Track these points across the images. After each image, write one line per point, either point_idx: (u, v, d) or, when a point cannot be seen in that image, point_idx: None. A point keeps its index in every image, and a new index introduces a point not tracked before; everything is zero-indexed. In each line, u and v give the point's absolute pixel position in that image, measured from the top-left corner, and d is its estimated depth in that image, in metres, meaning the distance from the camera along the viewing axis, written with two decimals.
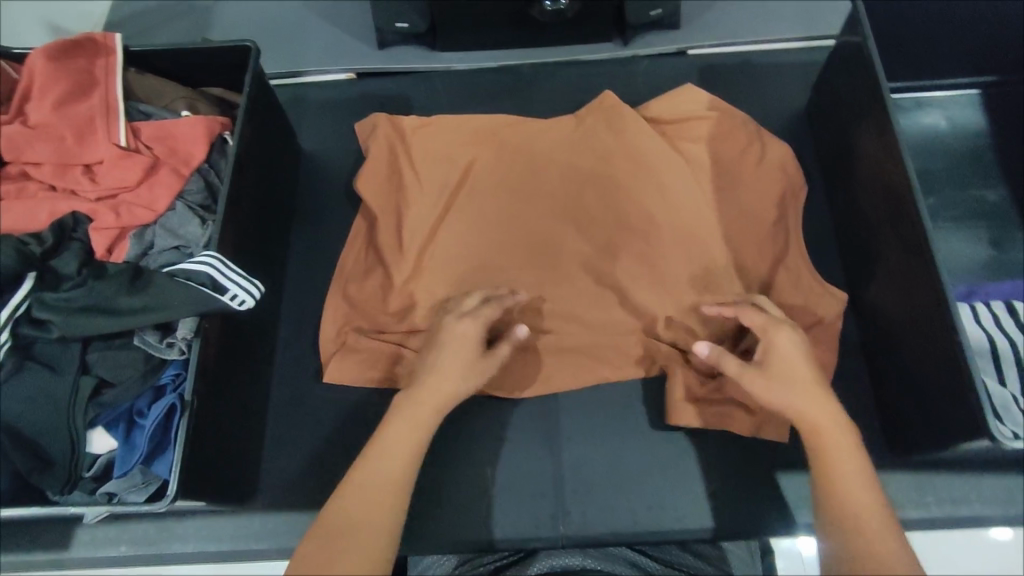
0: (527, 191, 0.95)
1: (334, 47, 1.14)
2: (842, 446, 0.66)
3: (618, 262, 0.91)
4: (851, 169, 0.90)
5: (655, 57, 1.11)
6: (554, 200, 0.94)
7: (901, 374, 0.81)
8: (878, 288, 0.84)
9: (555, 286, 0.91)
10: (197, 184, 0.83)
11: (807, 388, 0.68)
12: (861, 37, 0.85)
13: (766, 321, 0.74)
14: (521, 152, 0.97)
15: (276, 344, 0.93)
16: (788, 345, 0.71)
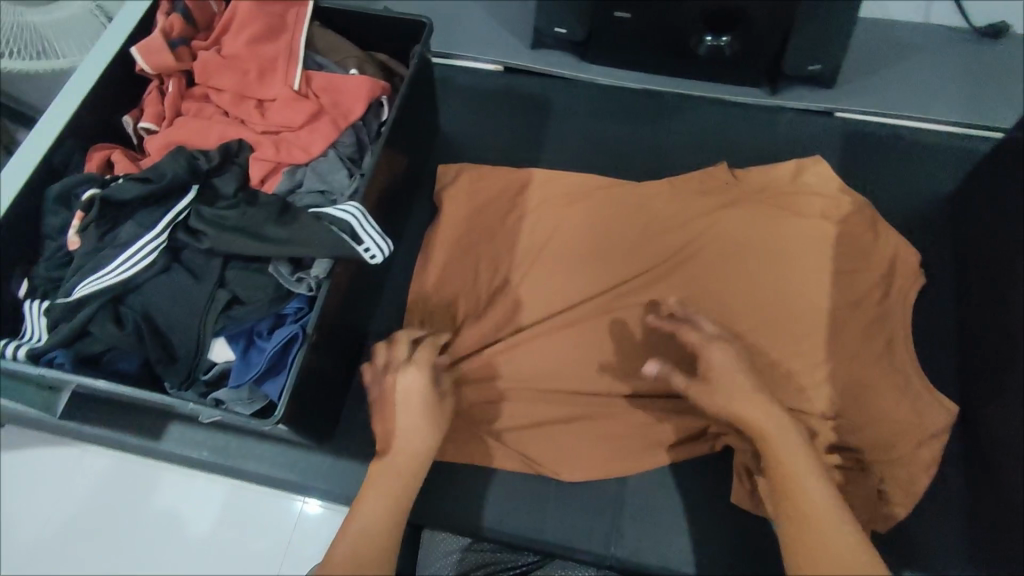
0: (636, 245, 0.98)
1: (488, 38, 1.19)
2: (793, 466, 0.68)
3: (720, 306, 0.91)
4: (995, 271, 0.87)
5: (801, 112, 1.10)
6: (651, 252, 0.97)
7: (1002, 495, 0.77)
8: (994, 404, 0.81)
9: (653, 342, 0.91)
10: (350, 137, 0.88)
11: (749, 398, 0.71)
12: None
13: (701, 339, 0.76)
14: (633, 205, 1.00)
15: (380, 302, 0.98)
16: (723, 360, 0.74)
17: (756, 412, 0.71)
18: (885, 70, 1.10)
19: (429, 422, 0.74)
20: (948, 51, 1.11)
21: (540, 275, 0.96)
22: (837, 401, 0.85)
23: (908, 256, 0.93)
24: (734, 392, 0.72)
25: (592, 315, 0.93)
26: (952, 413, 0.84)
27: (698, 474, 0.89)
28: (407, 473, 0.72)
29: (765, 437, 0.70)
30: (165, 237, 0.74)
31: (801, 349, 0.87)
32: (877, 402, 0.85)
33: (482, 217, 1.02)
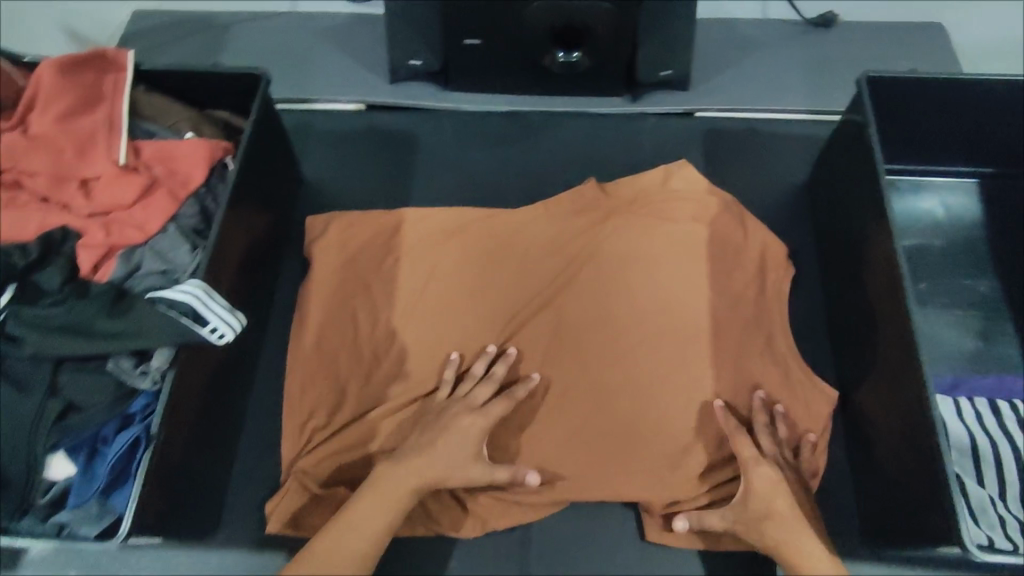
0: (517, 274, 0.96)
1: (347, 78, 1.16)
2: (807, 564, 0.71)
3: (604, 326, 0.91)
4: (849, 250, 0.91)
5: (662, 116, 1.12)
6: (533, 279, 0.96)
7: (882, 468, 0.81)
8: (869, 383, 0.84)
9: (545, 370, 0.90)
10: (192, 208, 0.83)
11: (782, 519, 0.74)
12: (864, 119, 0.86)
13: (756, 454, 0.79)
14: (513, 231, 0.99)
15: (255, 372, 0.93)
16: (763, 480, 0.77)
17: (774, 501, 0.75)
18: (731, 68, 1.15)
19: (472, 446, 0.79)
20: (784, 44, 1.18)
21: (425, 317, 0.94)
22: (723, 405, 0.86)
23: (771, 247, 0.97)
24: (767, 498, 0.76)
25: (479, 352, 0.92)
26: (832, 397, 0.88)
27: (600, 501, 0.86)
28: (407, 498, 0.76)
29: (779, 515, 0.74)
30: None
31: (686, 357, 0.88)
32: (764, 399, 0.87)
33: (356, 265, 0.98)
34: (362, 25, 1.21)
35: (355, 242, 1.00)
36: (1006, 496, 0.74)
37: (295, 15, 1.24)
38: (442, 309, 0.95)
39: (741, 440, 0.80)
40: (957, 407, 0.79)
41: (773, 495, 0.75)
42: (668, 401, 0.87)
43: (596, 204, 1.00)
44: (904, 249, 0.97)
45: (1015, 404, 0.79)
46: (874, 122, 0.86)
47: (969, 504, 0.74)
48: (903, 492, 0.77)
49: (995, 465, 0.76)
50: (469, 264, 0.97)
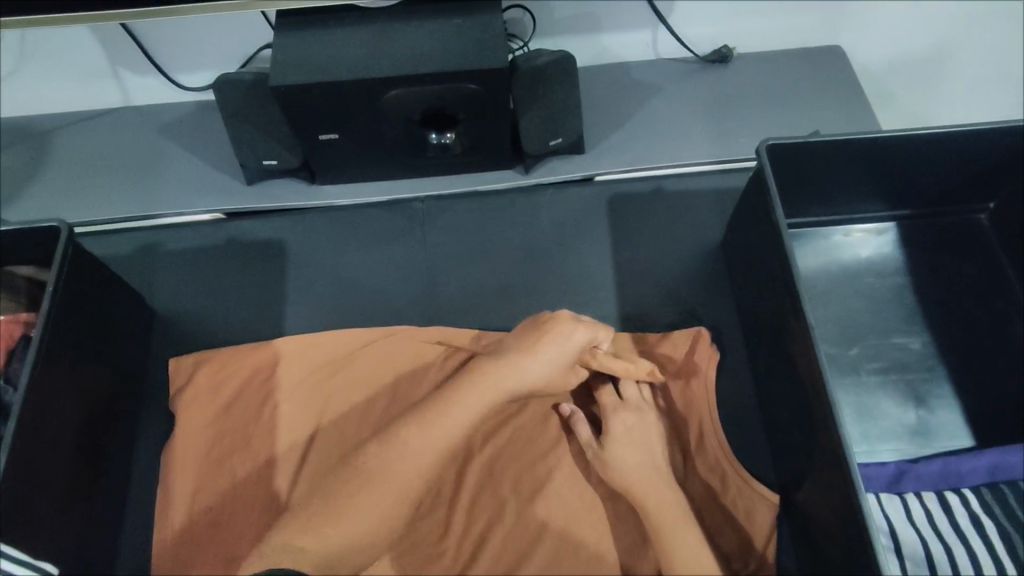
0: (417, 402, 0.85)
1: (198, 183, 1.00)
2: (671, 524, 0.72)
3: (516, 455, 0.83)
4: (769, 332, 0.83)
5: (559, 186, 1.01)
6: None
7: None
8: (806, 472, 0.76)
9: (457, 517, 0.81)
10: None
11: (640, 471, 0.77)
12: (766, 192, 0.78)
13: (615, 402, 0.83)
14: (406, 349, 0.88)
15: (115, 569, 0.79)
16: (623, 426, 0.80)
17: (627, 451, 0.78)
18: (628, 122, 1.05)
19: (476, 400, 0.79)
20: (682, 87, 1.09)
21: (313, 474, 0.81)
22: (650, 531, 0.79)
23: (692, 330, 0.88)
24: (622, 443, 0.79)
25: None
26: (774, 504, 0.80)
27: None
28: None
29: (645, 495, 0.75)
30: None
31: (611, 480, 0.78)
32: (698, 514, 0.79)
33: (227, 422, 0.84)
34: (210, 117, 1.05)
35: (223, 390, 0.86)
36: None
37: (129, 110, 1.06)
38: (333, 458, 0.82)
39: (602, 389, 0.84)
40: (906, 507, 0.72)
41: (620, 441, 0.79)
42: (591, 534, 0.79)
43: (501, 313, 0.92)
44: (828, 312, 0.91)
45: (964, 496, 0.73)
46: (777, 196, 0.78)
47: None
48: None
49: None
50: (360, 398, 0.85)
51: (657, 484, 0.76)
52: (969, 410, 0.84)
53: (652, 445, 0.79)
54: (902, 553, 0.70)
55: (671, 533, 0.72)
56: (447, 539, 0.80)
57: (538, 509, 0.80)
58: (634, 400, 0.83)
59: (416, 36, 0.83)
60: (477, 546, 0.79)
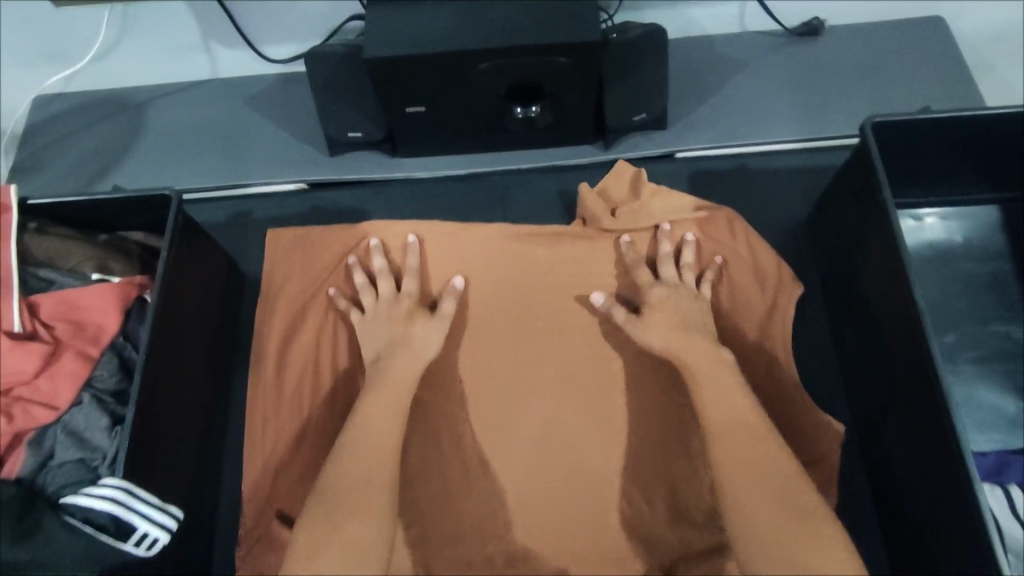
0: (508, 342, 0.89)
1: (284, 154, 1.03)
2: (749, 456, 0.66)
3: (600, 405, 0.86)
4: (870, 318, 0.82)
5: (639, 162, 1.00)
6: (521, 341, 0.89)
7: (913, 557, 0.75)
8: (897, 436, 0.78)
9: (548, 462, 0.85)
10: (109, 367, 0.71)
11: (721, 398, 0.71)
12: (873, 173, 0.77)
13: (652, 282, 0.85)
14: (494, 316, 0.90)
15: (218, 517, 0.84)
16: (669, 324, 0.80)
17: (701, 377, 0.74)
18: (711, 97, 1.03)
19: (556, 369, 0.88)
20: (768, 61, 1.05)
21: None
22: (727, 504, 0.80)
23: (777, 274, 0.90)
24: (659, 323, 0.80)
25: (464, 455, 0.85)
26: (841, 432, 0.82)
27: None
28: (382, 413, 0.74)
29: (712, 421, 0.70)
30: None
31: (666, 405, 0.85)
32: None
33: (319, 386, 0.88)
34: (293, 89, 1.07)
35: None
36: None
37: (216, 82, 1.09)
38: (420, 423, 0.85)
39: (637, 270, 0.87)
40: (1007, 498, 0.73)
41: (682, 353, 0.77)
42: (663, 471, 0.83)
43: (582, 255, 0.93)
44: (923, 293, 0.87)
45: None
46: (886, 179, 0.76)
47: None
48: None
49: None
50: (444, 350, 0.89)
51: (737, 405, 0.71)
52: None
53: (726, 370, 0.75)
54: (1007, 546, 0.69)
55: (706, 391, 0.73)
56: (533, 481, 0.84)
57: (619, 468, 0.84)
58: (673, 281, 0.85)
59: (510, 8, 0.83)
60: (571, 504, 0.83)
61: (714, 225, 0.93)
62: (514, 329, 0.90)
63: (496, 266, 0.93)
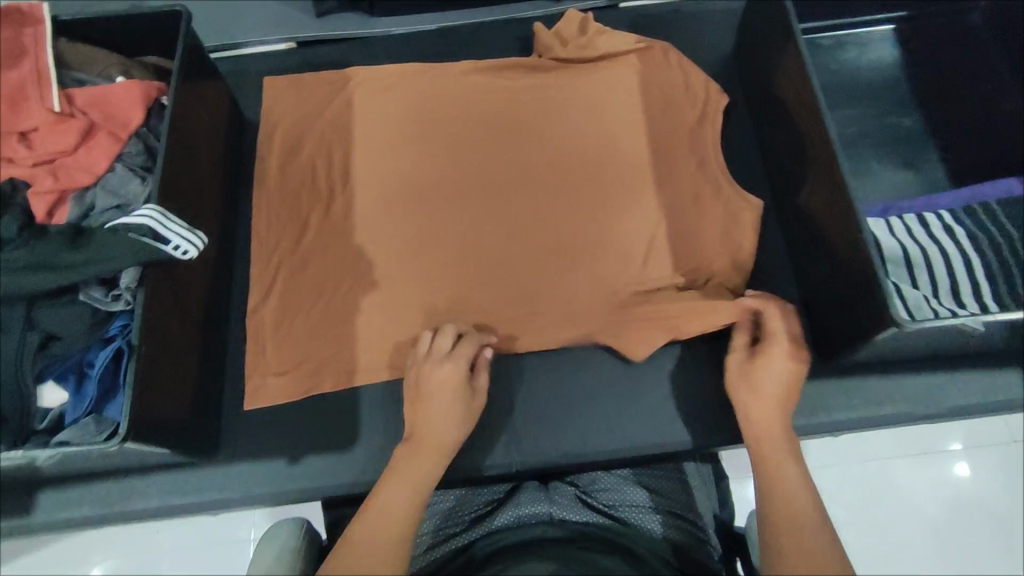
0: (469, 148, 1.03)
1: (272, 16, 1.15)
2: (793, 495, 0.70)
3: (553, 199, 1.00)
4: (782, 109, 0.97)
5: (588, 11, 1.14)
6: (485, 149, 1.03)
7: (818, 285, 0.89)
8: (806, 193, 0.91)
9: (510, 242, 0.98)
10: (136, 146, 0.84)
11: (770, 416, 0.78)
12: None
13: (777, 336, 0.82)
14: (460, 130, 1.04)
15: (232, 305, 0.97)
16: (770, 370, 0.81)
17: (767, 393, 0.79)
18: None
19: (525, 195, 1.01)
20: None
21: (383, 230, 0.98)
22: (665, 265, 0.95)
23: (707, 89, 1.05)
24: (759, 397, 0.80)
25: (439, 240, 0.98)
26: (757, 206, 0.97)
27: (583, 365, 0.96)
28: (422, 483, 0.73)
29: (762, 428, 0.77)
30: (55, 411, 0.71)
31: (609, 189, 1.00)
32: (704, 244, 0.96)
33: (313, 196, 1.01)
34: None
35: (310, 173, 1.03)
36: (939, 293, 0.80)
37: None
38: (403, 220, 0.98)
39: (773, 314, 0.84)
40: (890, 224, 0.85)
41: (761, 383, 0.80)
42: (608, 246, 0.97)
43: (536, 77, 1.08)
44: (831, 96, 1.02)
45: (941, 215, 0.84)
46: None
47: (906, 304, 0.79)
48: (839, 286, 0.84)
49: (928, 271, 0.81)
50: (418, 159, 1.02)
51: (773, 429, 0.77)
52: (951, 171, 0.96)
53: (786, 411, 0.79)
54: (885, 255, 0.82)
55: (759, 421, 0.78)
56: (494, 264, 0.97)
57: (570, 245, 0.98)
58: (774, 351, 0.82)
59: None
60: (532, 276, 0.96)
61: (652, 55, 1.07)
62: (479, 144, 1.04)
63: (460, 90, 1.07)
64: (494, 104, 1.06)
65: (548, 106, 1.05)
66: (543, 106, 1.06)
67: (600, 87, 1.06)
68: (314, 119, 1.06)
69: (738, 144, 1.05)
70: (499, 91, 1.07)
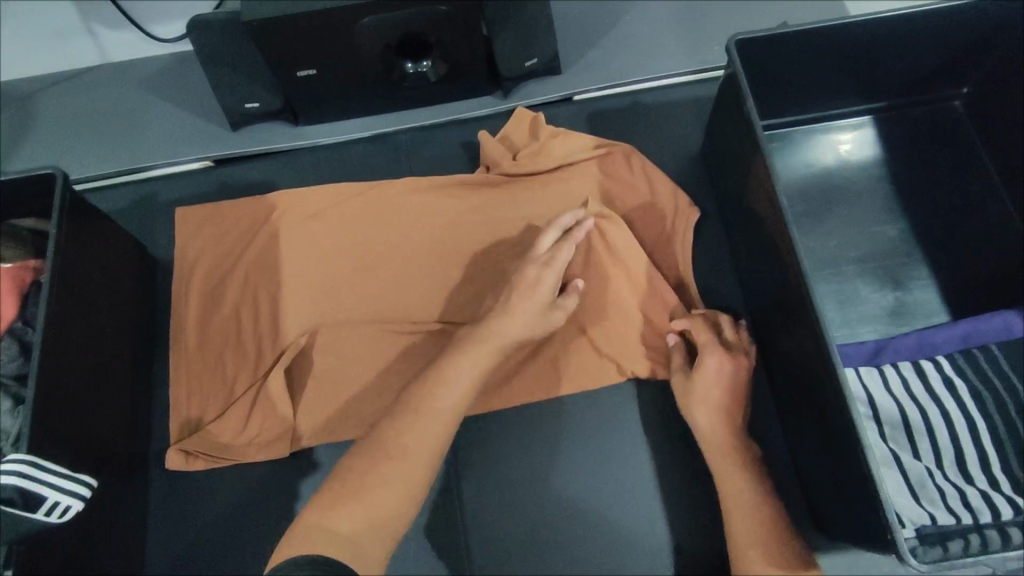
0: (411, 285, 0.91)
1: (182, 132, 1.01)
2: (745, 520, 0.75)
3: None
4: (758, 231, 0.87)
5: (539, 108, 1.02)
6: (432, 285, 0.91)
7: (807, 451, 0.80)
8: (786, 337, 0.81)
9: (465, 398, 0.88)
10: (8, 350, 0.71)
11: (712, 406, 0.81)
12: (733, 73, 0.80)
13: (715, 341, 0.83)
14: (403, 262, 0.92)
15: (149, 500, 0.84)
16: (713, 373, 0.81)
17: (710, 391, 0.81)
18: (603, 37, 1.04)
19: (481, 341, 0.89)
20: None
21: (319, 394, 0.86)
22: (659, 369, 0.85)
23: (675, 199, 0.95)
24: (711, 395, 0.81)
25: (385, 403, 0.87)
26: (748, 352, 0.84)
27: (552, 549, 0.84)
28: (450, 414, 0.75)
29: (702, 424, 0.81)
30: None
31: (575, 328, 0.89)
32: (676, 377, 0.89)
33: (236, 359, 0.88)
34: (185, 66, 1.05)
35: (233, 328, 0.90)
36: (943, 463, 0.72)
37: (105, 67, 1.05)
38: (346, 383, 0.87)
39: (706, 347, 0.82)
40: (884, 377, 0.76)
41: (711, 383, 0.81)
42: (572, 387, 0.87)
43: (487, 195, 0.95)
44: (814, 204, 0.92)
45: (939, 363, 0.76)
46: (743, 76, 0.80)
47: (908, 479, 0.71)
48: (834, 467, 0.74)
49: (929, 436, 0.73)
50: (354, 304, 0.90)
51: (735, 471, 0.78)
52: (945, 290, 0.87)
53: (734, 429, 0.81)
54: (881, 419, 0.74)
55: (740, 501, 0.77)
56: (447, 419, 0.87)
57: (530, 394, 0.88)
58: (737, 347, 0.84)
59: None
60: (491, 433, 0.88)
61: (613, 162, 0.96)
62: (426, 279, 0.91)
63: (401, 215, 0.95)
64: (440, 229, 0.94)
65: (502, 228, 0.94)
66: (494, 230, 0.94)
67: (558, 203, 0.95)
68: (233, 261, 0.93)
69: (713, 260, 0.96)
70: (446, 214, 0.95)
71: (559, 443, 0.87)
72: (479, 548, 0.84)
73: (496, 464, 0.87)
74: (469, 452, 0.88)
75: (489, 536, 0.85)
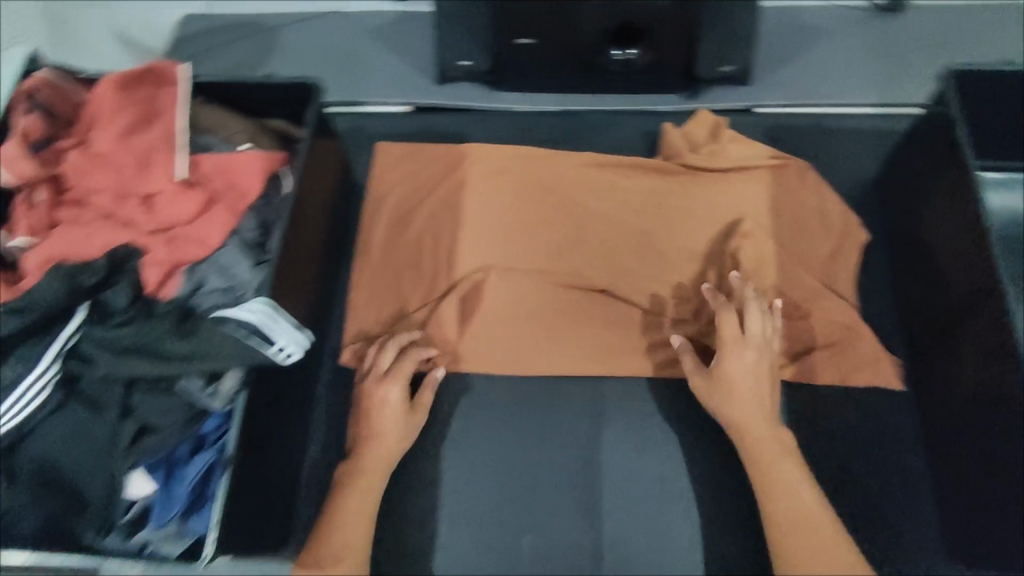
0: (580, 246, 0.97)
1: (394, 79, 1.13)
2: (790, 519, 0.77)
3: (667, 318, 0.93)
4: (934, 260, 0.88)
5: (721, 113, 1.07)
6: (598, 250, 0.97)
7: (958, 470, 0.83)
8: (959, 364, 0.83)
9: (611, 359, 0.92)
10: (252, 221, 0.81)
11: (749, 401, 0.82)
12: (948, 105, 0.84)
13: (736, 335, 0.83)
14: (576, 224, 0.98)
15: (318, 384, 0.93)
16: (737, 364, 0.82)
17: (743, 388, 0.82)
18: (794, 60, 1.08)
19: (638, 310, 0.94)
20: (852, 31, 1.10)
21: (482, 324, 0.93)
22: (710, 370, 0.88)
23: (845, 219, 0.97)
24: (734, 390, 0.82)
25: (539, 346, 0.93)
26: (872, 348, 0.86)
27: (679, 510, 0.87)
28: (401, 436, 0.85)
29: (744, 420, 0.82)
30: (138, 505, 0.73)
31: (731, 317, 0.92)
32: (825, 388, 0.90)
33: (414, 279, 0.97)
34: (407, 24, 1.17)
35: (414, 251, 0.99)
36: None
37: (338, 14, 1.19)
38: (507, 320, 0.93)
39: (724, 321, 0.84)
40: None
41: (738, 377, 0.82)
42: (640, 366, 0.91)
43: (665, 177, 1.00)
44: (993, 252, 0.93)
45: None
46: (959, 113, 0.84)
47: None
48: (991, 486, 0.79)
49: None
50: (524, 252, 0.96)
51: (784, 468, 0.79)
52: None
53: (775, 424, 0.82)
54: None
55: (781, 488, 0.78)
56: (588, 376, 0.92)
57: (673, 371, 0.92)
58: (755, 337, 0.83)
59: None
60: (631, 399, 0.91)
61: (787, 174, 0.99)
62: (596, 243, 0.97)
63: (581, 182, 1.01)
64: (613, 202, 1.00)
65: (672, 213, 0.98)
66: (666, 212, 0.98)
67: (733, 198, 0.97)
68: (422, 195, 1.03)
69: (876, 282, 0.96)
70: (624, 188, 1.00)
71: (637, 419, 0.91)
72: (611, 493, 0.88)
73: (639, 419, 0.91)
74: (617, 402, 0.92)
75: (624, 481, 0.88)
